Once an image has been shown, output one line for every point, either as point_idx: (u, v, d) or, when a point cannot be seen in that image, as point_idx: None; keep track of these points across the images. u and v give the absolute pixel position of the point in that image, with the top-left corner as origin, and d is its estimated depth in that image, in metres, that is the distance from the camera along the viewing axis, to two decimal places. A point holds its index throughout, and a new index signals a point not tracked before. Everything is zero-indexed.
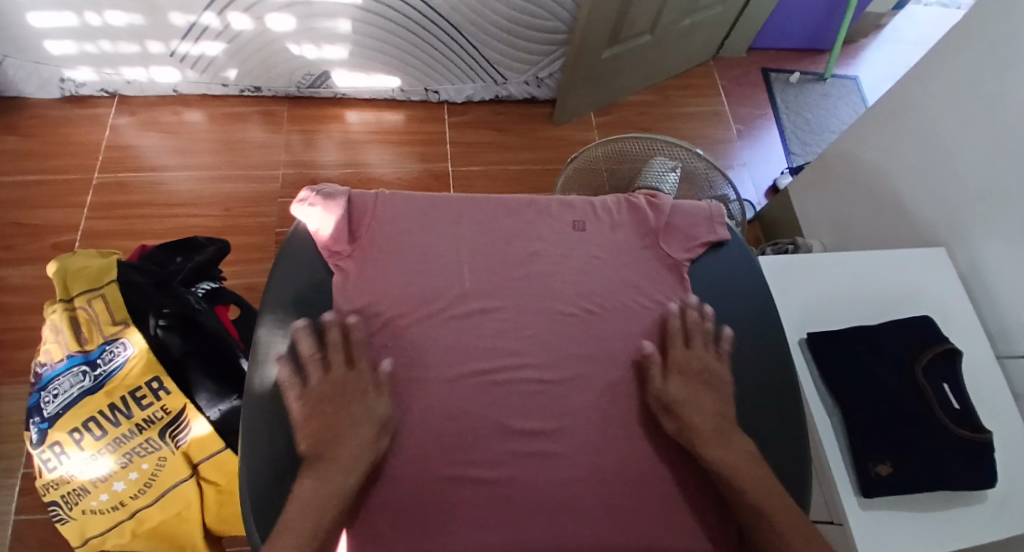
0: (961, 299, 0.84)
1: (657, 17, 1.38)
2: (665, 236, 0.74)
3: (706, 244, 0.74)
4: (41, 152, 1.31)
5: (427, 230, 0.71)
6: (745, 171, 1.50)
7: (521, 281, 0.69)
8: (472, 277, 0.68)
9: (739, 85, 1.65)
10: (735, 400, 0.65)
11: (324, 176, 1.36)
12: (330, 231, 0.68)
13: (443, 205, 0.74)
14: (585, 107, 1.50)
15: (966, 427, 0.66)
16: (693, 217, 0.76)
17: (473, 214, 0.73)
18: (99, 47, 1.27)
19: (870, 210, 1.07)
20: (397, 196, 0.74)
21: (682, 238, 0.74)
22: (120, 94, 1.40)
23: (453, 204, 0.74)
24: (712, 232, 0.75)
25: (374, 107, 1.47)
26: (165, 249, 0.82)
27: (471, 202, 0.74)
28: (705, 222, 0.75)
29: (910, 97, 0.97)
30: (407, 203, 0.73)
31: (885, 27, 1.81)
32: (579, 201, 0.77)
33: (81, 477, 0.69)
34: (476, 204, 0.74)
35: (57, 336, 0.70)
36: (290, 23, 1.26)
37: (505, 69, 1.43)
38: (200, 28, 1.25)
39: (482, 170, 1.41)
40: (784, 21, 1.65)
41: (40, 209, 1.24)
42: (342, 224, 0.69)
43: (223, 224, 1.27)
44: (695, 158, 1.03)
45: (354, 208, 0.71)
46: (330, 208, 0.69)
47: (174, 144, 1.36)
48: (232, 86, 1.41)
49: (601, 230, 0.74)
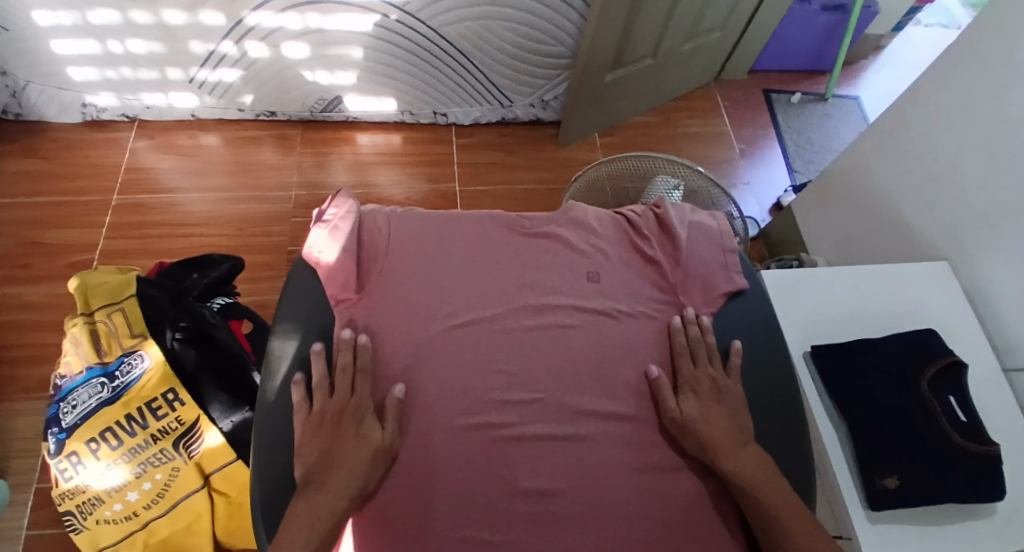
0: (966, 313, 0.84)
1: (658, 41, 1.42)
2: (683, 287, 0.71)
3: (725, 294, 0.71)
4: (63, 174, 1.36)
5: (436, 257, 0.70)
6: (748, 189, 1.52)
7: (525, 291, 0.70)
8: None
9: (741, 106, 1.68)
10: None
11: (334, 196, 1.40)
12: (336, 278, 0.66)
13: (454, 241, 0.72)
14: (590, 128, 1.53)
15: (973, 439, 0.66)
16: (702, 234, 0.75)
17: (484, 246, 0.72)
18: (120, 73, 1.32)
19: (872, 226, 1.08)
20: (407, 234, 0.72)
21: (701, 288, 0.71)
22: (139, 118, 1.45)
23: (464, 242, 0.72)
24: (730, 280, 0.72)
25: (384, 130, 1.52)
26: (181, 265, 0.84)
27: (482, 236, 0.73)
28: (718, 248, 0.74)
29: (908, 115, 0.99)
30: (416, 235, 0.71)
31: (884, 49, 1.85)
32: (595, 240, 0.75)
33: (95, 486, 0.69)
34: (487, 237, 0.73)
35: (77, 348, 0.73)
36: (304, 50, 1.31)
37: (511, 92, 1.47)
38: (217, 56, 1.30)
39: (488, 190, 1.44)
40: (785, 44, 1.69)
41: (60, 229, 1.28)
42: (349, 269, 0.67)
43: (236, 243, 1.30)
44: (697, 176, 1.05)
45: (364, 249, 0.70)
46: (337, 254, 0.67)
47: (190, 166, 1.40)
48: (247, 111, 1.45)
49: (613, 259, 0.73)
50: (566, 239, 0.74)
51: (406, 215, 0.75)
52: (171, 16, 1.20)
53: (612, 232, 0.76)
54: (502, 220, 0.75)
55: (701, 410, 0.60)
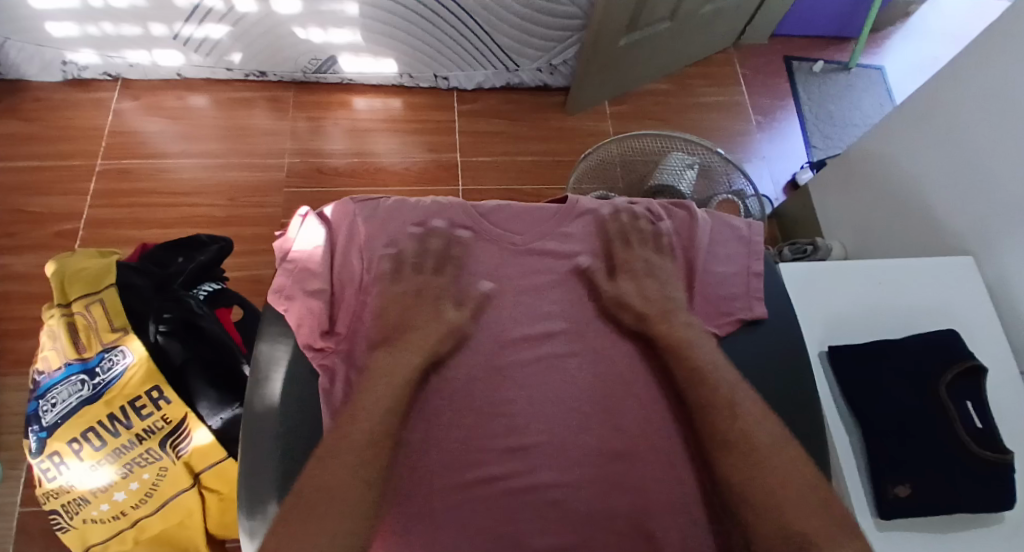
0: (990, 314, 0.80)
1: (677, 3, 1.32)
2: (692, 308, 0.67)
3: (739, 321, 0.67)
4: (44, 136, 1.29)
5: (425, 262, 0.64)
6: (764, 165, 1.45)
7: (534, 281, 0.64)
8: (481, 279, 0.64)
9: (761, 74, 1.59)
10: None
11: (330, 165, 1.33)
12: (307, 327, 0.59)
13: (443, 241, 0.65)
14: (599, 95, 1.44)
15: (988, 448, 0.63)
16: (721, 234, 0.70)
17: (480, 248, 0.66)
18: (100, 29, 1.24)
19: (895, 214, 1.03)
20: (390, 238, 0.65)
21: (711, 311, 0.67)
22: (123, 77, 1.37)
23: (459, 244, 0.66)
24: (747, 308, 0.67)
25: (382, 94, 1.43)
26: (166, 247, 0.79)
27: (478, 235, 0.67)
28: (736, 253, 0.69)
29: (943, 95, 0.92)
30: (393, 251, 0.64)
31: (914, 14, 1.73)
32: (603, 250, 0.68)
33: (80, 487, 0.68)
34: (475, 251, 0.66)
35: (55, 342, 0.69)
36: (296, 6, 1.21)
37: (517, 56, 1.38)
38: (203, 10, 1.21)
39: (492, 161, 1.37)
40: (811, 7, 1.58)
41: (42, 195, 1.23)
42: (318, 311, 0.59)
43: (228, 214, 1.25)
44: (714, 155, 0.99)
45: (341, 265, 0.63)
46: (304, 299, 0.60)
47: (178, 129, 1.33)
48: (237, 71, 1.37)
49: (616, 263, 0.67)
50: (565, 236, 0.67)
51: (388, 211, 0.66)
52: None
53: (612, 242, 0.68)
54: (494, 224, 0.67)
55: (661, 283, 0.65)
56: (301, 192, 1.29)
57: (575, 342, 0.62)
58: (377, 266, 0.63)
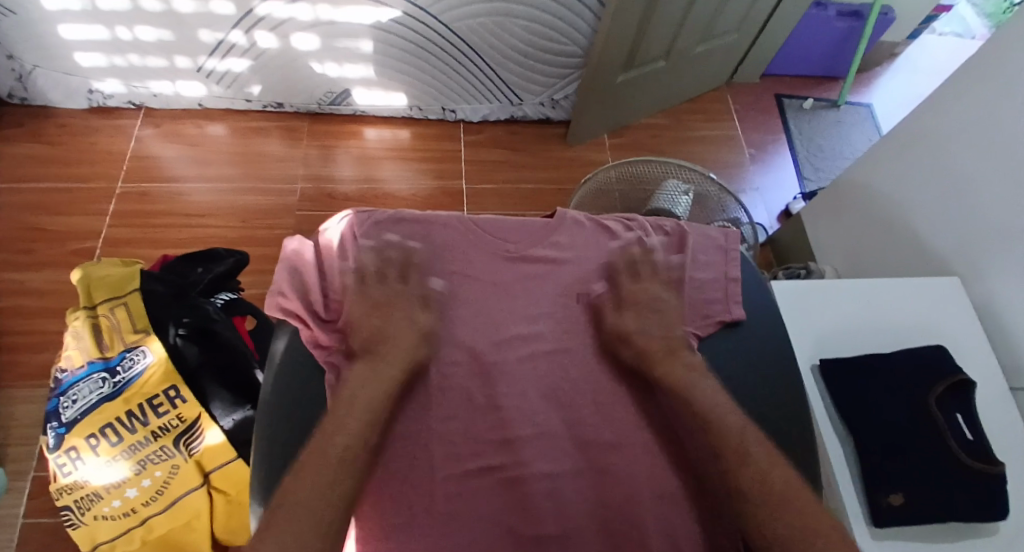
0: (975, 331, 0.83)
1: (672, 43, 1.41)
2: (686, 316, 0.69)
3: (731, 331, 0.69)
4: (68, 159, 1.35)
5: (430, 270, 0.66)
6: (757, 196, 1.51)
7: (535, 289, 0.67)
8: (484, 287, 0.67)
9: (753, 111, 1.67)
10: None
11: (340, 190, 1.39)
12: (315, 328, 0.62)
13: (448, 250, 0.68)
14: (598, 128, 1.51)
15: (979, 458, 0.65)
16: (702, 244, 0.74)
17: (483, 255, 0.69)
18: (129, 60, 1.31)
19: (883, 239, 1.07)
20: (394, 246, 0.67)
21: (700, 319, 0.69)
22: (146, 106, 1.44)
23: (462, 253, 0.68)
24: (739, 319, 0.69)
25: (391, 125, 1.50)
26: (186, 258, 0.83)
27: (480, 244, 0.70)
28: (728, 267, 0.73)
29: (923, 126, 0.97)
30: (394, 255, 0.66)
31: (899, 56, 1.82)
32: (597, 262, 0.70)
33: (94, 483, 0.69)
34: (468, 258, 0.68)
35: (78, 342, 0.72)
36: (314, 42, 1.29)
37: (521, 90, 1.46)
38: (227, 45, 1.29)
39: (495, 188, 1.43)
40: (799, 49, 1.67)
41: (62, 215, 1.28)
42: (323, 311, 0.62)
43: (240, 235, 1.29)
44: (708, 182, 1.04)
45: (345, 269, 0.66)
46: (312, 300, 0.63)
47: (195, 155, 1.39)
48: (255, 101, 1.44)
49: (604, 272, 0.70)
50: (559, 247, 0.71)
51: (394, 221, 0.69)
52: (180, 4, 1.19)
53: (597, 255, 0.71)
54: (490, 232, 0.71)
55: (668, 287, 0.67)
56: (311, 216, 1.34)
57: (573, 347, 0.65)
58: (378, 269, 0.65)
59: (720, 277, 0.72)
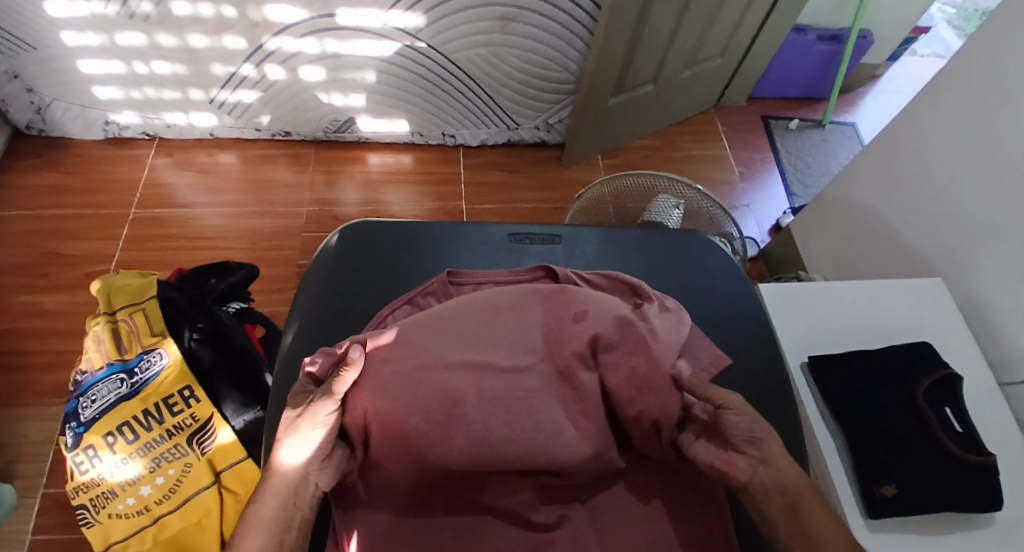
0: (961, 329, 0.85)
1: (660, 68, 1.48)
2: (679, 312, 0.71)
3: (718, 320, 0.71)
4: (83, 187, 1.41)
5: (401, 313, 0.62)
6: (748, 211, 1.56)
7: None
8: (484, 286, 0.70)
9: (741, 131, 1.73)
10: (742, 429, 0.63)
11: (344, 212, 1.44)
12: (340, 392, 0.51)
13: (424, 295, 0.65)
14: (593, 150, 1.57)
15: (968, 449, 0.66)
16: (684, 244, 0.77)
17: (477, 255, 0.73)
18: (143, 93, 1.39)
19: (871, 247, 1.11)
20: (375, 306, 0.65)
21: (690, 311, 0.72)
22: (159, 136, 1.51)
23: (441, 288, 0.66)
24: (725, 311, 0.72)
25: (393, 150, 1.57)
26: (200, 270, 0.90)
27: (479, 246, 0.74)
28: (720, 265, 0.76)
29: (900, 137, 1.03)
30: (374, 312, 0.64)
31: (881, 77, 1.90)
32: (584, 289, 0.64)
33: (110, 480, 0.75)
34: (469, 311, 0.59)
35: (98, 346, 0.80)
36: (320, 74, 1.37)
37: (517, 115, 1.53)
38: (238, 78, 1.37)
39: (494, 209, 1.48)
40: (783, 73, 1.75)
41: (78, 240, 1.33)
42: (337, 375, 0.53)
43: (249, 256, 1.34)
44: (698, 195, 1.08)
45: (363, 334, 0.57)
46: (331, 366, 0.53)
47: (206, 182, 1.45)
48: (264, 130, 1.51)
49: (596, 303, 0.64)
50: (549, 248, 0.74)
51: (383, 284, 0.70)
52: (195, 40, 1.27)
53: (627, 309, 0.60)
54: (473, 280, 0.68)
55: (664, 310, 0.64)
56: (318, 237, 1.39)
57: None
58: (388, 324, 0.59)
59: (699, 278, 0.74)
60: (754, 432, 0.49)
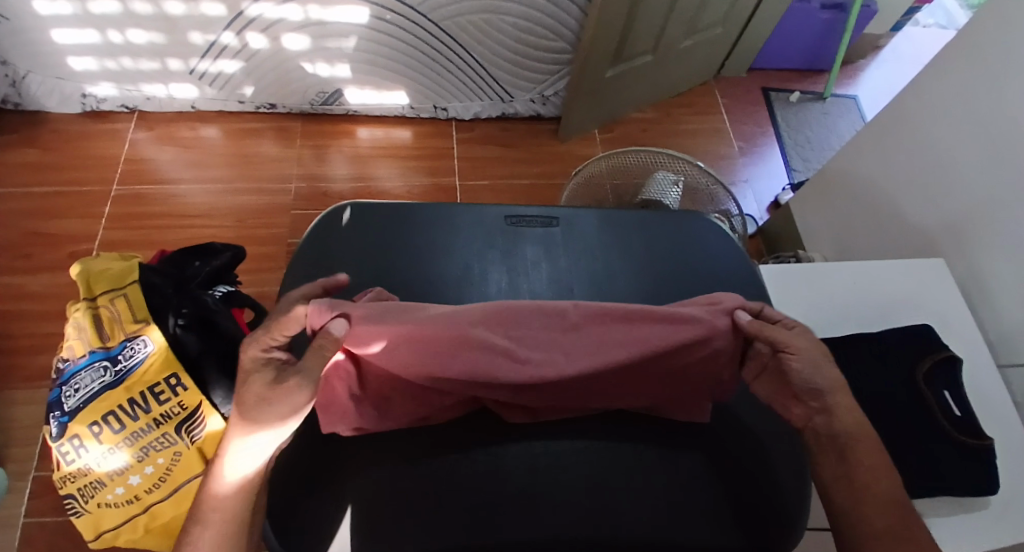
0: (961, 311, 0.84)
1: (659, 37, 1.43)
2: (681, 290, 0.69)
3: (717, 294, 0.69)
4: (61, 163, 1.36)
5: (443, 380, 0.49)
6: (747, 187, 1.53)
7: (532, 265, 0.69)
8: (481, 267, 0.68)
9: (741, 104, 1.69)
10: (741, 422, 0.59)
11: (334, 189, 1.40)
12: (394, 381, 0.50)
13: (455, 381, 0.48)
14: (590, 122, 1.53)
15: (963, 432, 0.66)
16: (686, 225, 0.75)
17: (473, 235, 0.70)
18: (120, 63, 1.32)
19: (871, 225, 1.09)
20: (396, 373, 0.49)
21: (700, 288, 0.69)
22: (139, 109, 1.45)
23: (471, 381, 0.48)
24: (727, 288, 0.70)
25: (384, 124, 1.52)
26: (184, 252, 0.91)
27: (477, 225, 0.71)
28: (725, 247, 0.74)
29: (902, 112, 1.00)
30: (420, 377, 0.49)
31: (883, 48, 1.86)
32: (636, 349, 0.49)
33: (98, 470, 0.76)
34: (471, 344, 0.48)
35: (79, 333, 0.80)
36: (305, 43, 1.31)
37: (512, 87, 1.48)
38: (219, 47, 1.30)
39: (489, 185, 1.44)
40: (785, 43, 1.70)
41: (57, 218, 1.28)
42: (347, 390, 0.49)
43: (237, 234, 1.30)
44: (697, 171, 1.05)
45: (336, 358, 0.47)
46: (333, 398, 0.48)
47: (190, 157, 1.40)
48: (248, 103, 1.46)
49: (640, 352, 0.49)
50: (548, 230, 0.72)
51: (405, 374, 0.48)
52: (171, 6, 1.20)
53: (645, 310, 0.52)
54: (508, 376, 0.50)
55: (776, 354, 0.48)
56: (307, 214, 1.35)
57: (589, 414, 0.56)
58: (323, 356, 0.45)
59: (702, 260, 0.72)
60: (815, 382, 0.46)
